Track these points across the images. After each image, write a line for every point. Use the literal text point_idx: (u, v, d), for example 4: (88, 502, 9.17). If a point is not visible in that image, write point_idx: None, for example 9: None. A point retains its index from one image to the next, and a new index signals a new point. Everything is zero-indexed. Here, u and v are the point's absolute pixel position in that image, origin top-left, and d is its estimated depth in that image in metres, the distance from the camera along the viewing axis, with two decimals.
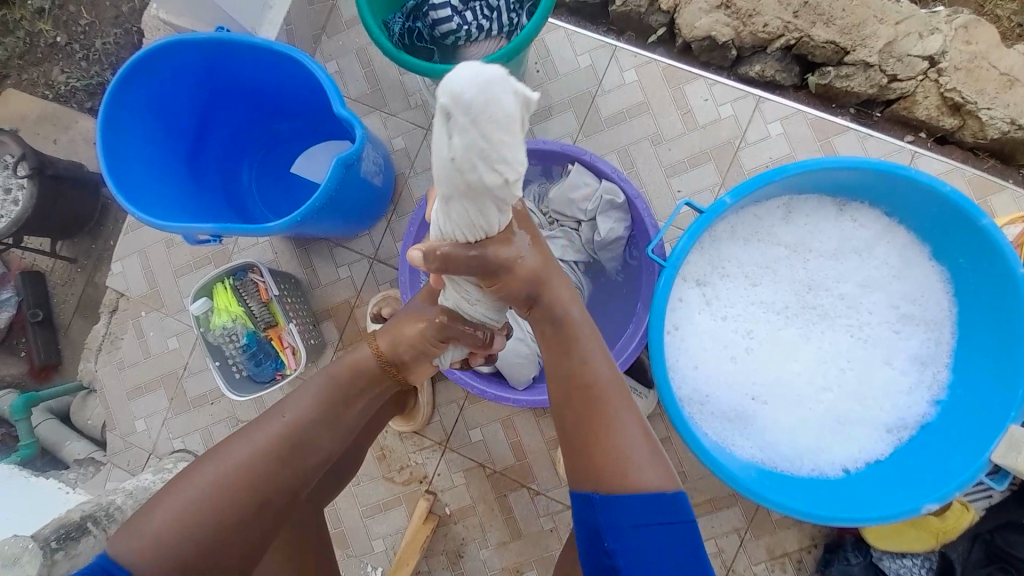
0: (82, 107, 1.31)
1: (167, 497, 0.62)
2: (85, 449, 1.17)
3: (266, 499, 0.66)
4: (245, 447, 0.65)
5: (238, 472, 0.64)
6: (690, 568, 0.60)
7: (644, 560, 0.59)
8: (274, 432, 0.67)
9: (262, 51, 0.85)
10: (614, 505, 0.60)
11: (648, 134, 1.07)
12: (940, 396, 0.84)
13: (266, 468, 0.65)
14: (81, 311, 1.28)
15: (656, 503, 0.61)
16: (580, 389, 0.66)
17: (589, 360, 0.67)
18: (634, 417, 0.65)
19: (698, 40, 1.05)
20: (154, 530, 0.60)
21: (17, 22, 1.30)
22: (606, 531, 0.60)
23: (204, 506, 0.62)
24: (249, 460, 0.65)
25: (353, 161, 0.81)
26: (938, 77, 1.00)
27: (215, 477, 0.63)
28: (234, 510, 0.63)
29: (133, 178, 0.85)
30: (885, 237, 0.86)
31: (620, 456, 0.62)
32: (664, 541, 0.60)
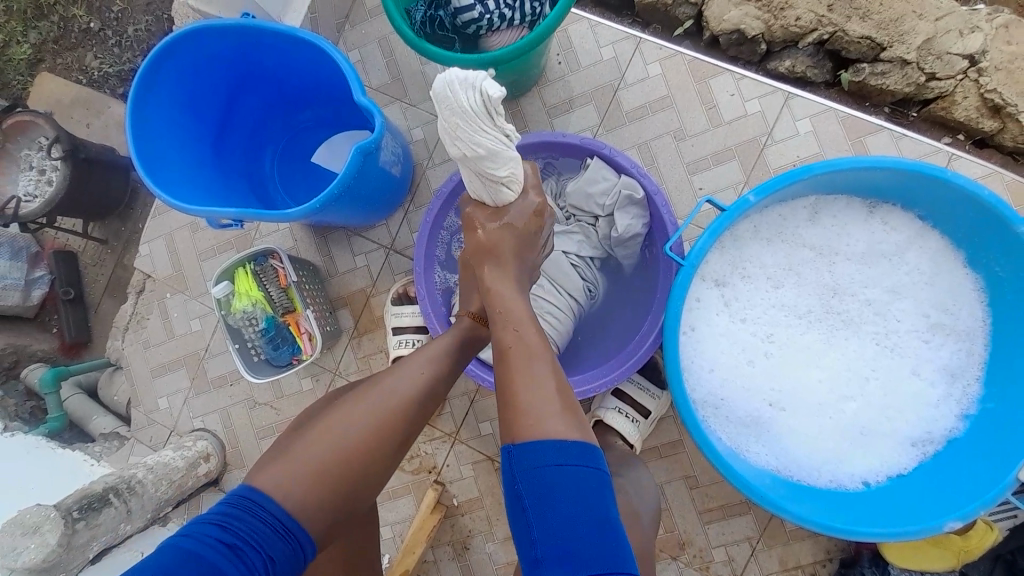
0: (113, 93, 1.34)
1: (314, 433, 0.64)
2: (111, 424, 1.22)
3: (404, 443, 0.67)
4: (392, 392, 0.67)
5: (383, 417, 0.65)
6: (603, 533, 0.54)
7: (551, 508, 0.54)
8: (417, 383, 0.69)
9: (285, 38, 0.86)
10: (534, 450, 0.56)
11: (670, 130, 1.05)
12: (969, 410, 0.80)
13: (410, 415, 0.67)
14: (110, 291, 1.33)
15: (572, 449, 0.56)
16: (505, 350, 0.64)
17: (516, 328, 0.66)
18: (554, 372, 0.62)
19: (726, 33, 1.02)
20: (306, 463, 0.61)
21: (53, 7, 1.35)
22: (520, 477, 0.56)
23: (353, 446, 0.63)
24: (395, 405, 0.66)
25: (372, 150, 0.82)
26: (976, 78, 0.96)
27: (364, 419, 0.65)
28: (376, 454, 0.65)
29: (160, 163, 0.88)
30: (917, 242, 0.83)
31: (534, 408, 0.58)
32: (577, 489, 0.55)
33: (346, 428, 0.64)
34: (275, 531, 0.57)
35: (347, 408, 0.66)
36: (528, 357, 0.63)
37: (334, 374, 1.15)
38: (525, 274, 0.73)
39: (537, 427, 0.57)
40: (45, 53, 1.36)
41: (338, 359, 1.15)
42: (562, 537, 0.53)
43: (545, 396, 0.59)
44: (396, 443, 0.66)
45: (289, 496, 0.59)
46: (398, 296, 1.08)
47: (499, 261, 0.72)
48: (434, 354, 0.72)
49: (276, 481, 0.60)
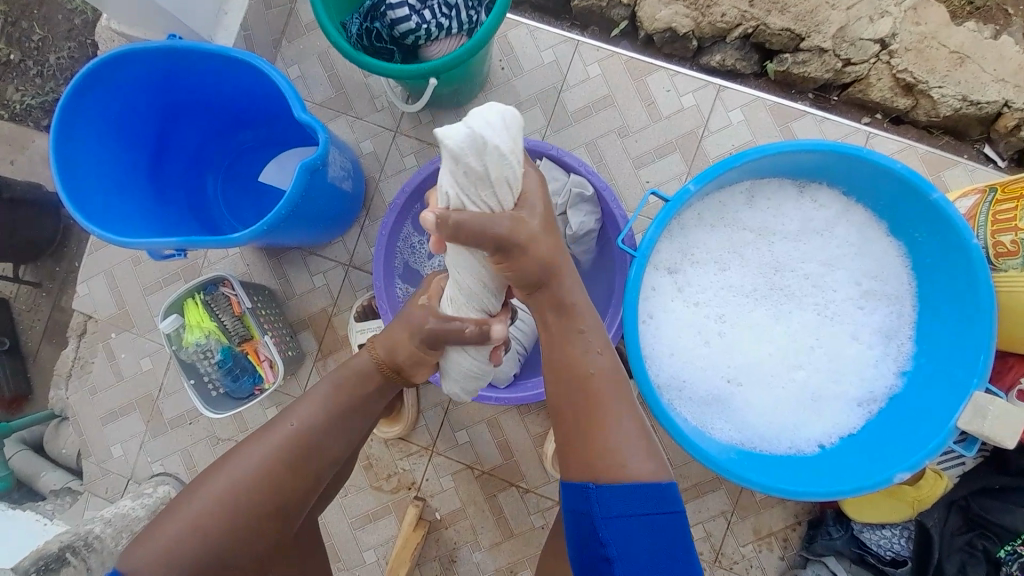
0: (38, 126, 1.27)
1: (174, 508, 0.63)
2: (61, 479, 1.14)
3: (275, 507, 0.65)
4: (255, 455, 0.66)
5: (245, 484, 0.64)
6: (680, 570, 0.60)
7: (634, 552, 0.58)
8: (281, 442, 0.67)
9: (217, 58, 0.84)
10: (614, 498, 0.60)
11: (614, 127, 1.08)
12: (906, 367, 0.87)
13: (276, 476, 0.65)
14: (48, 337, 1.24)
15: (650, 493, 0.61)
16: (580, 387, 0.66)
17: (596, 359, 0.68)
18: (629, 411, 0.66)
19: (660, 32, 1.06)
20: (162, 541, 0.60)
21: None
22: (602, 522, 0.60)
23: (213, 517, 0.62)
24: (258, 466, 0.65)
25: (317, 166, 0.80)
26: (890, 58, 1.04)
27: (225, 487, 0.63)
28: (242, 523, 0.63)
29: (90, 196, 0.83)
30: (845, 217, 0.89)
31: (617, 444, 0.63)
32: (654, 530, 0.60)
33: (206, 498, 0.63)
34: None
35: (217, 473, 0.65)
36: (607, 392, 0.66)
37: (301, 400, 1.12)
38: None
39: (619, 464, 0.62)
40: None
41: (304, 383, 1.12)
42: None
43: (624, 432, 0.64)
44: (264, 508, 0.64)
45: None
46: (360, 312, 1.07)
47: None
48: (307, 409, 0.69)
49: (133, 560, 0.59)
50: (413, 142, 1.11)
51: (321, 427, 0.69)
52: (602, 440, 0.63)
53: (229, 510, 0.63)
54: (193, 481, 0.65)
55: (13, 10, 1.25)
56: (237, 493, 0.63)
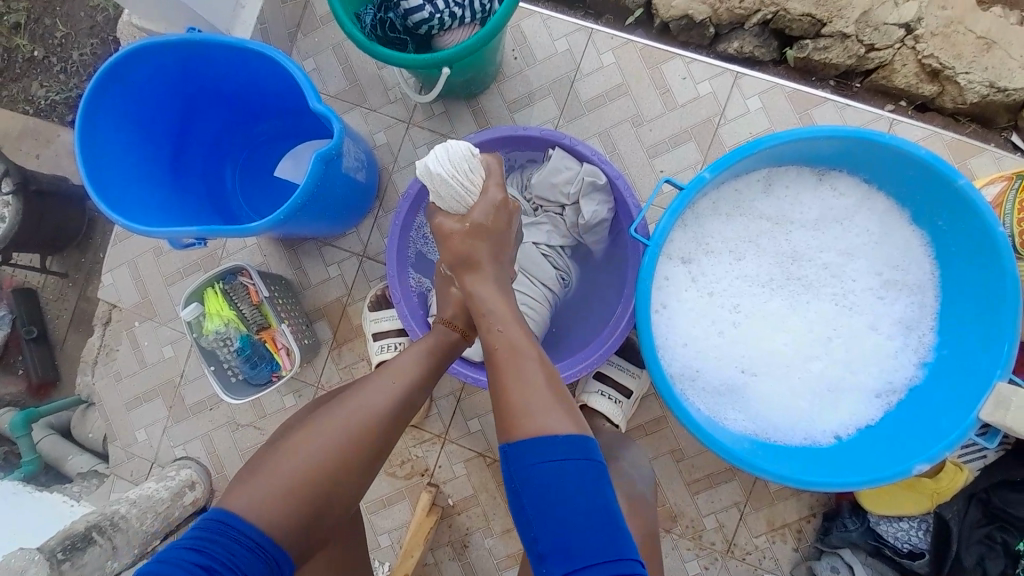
0: (63, 121, 1.30)
1: (293, 450, 0.65)
2: (88, 462, 1.18)
3: (379, 461, 0.68)
4: (370, 412, 0.67)
5: (363, 436, 0.66)
6: (602, 521, 0.57)
7: (550, 502, 0.57)
8: (393, 400, 0.69)
9: (234, 51, 0.85)
10: (528, 450, 0.59)
11: (628, 116, 1.07)
12: (926, 358, 0.85)
13: (386, 432, 0.68)
14: (75, 326, 1.29)
15: (564, 444, 0.59)
16: (494, 351, 0.66)
17: (497, 328, 0.67)
18: (544, 372, 0.64)
19: (676, 19, 1.05)
20: (282, 478, 0.62)
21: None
22: (517, 476, 0.59)
23: (327, 463, 0.64)
24: (360, 422, 0.66)
25: (333, 157, 0.81)
26: (915, 44, 1.01)
27: (343, 438, 0.65)
28: (352, 473, 0.65)
29: (115, 187, 0.85)
30: (865, 205, 0.87)
31: (529, 405, 0.60)
32: (569, 481, 0.57)
33: (325, 447, 0.65)
34: (254, 552, 0.59)
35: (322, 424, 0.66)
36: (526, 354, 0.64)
37: (317, 387, 1.14)
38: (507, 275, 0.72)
39: (531, 424, 0.59)
40: None
41: (320, 371, 1.14)
42: (561, 527, 0.56)
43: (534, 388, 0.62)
44: (371, 461, 0.67)
45: (266, 510, 0.60)
46: (375, 302, 1.08)
47: (472, 259, 0.70)
48: (402, 370, 0.71)
49: (246, 501, 0.61)
50: (426, 132, 1.11)
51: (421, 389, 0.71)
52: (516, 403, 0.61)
53: (343, 461, 0.65)
54: (308, 426, 0.67)
55: (36, 7, 1.29)
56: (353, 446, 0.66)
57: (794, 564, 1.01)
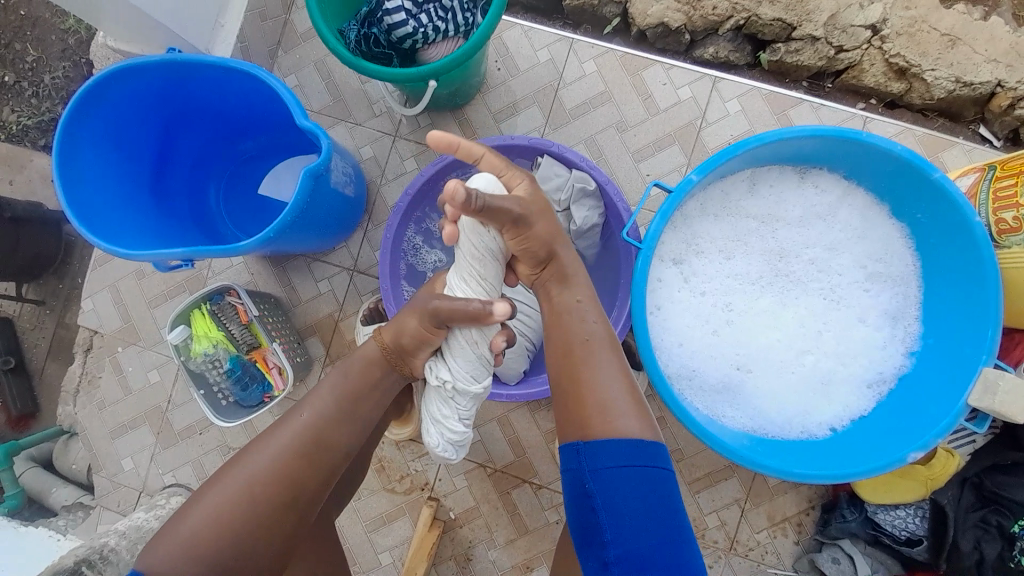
0: (35, 144, 1.27)
1: (194, 507, 0.63)
2: (73, 494, 1.15)
3: (290, 499, 0.65)
4: (269, 451, 0.66)
5: (262, 483, 0.64)
6: (669, 528, 0.59)
7: (621, 506, 0.57)
8: (293, 436, 0.68)
9: (216, 69, 0.84)
10: (603, 451, 0.60)
11: (612, 122, 1.09)
12: (913, 347, 0.87)
13: (287, 469, 0.66)
14: (54, 354, 1.24)
15: (639, 451, 0.60)
16: (569, 350, 0.68)
17: (584, 321, 0.70)
18: (621, 373, 0.66)
19: (652, 27, 1.07)
20: (186, 535, 0.60)
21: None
22: (589, 476, 0.60)
23: (229, 514, 0.62)
24: (270, 466, 0.65)
25: (321, 172, 0.81)
26: (882, 44, 1.04)
27: (239, 486, 0.64)
28: (261, 519, 0.63)
29: (95, 210, 0.83)
30: (846, 200, 0.89)
31: (607, 404, 0.63)
32: (644, 487, 0.59)
33: (223, 498, 0.63)
34: None
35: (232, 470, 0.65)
36: (593, 354, 0.67)
37: None
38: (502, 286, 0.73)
39: (604, 422, 0.61)
40: None
41: (313, 389, 1.12)
42: (630, 529, 0.57)
43: (611, 387, 0.64)
44: (279, 501, 0.65)
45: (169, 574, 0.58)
46: (365, 317, 1.06)
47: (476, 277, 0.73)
48: (316, 401, 0.71)
49: (157, 557, 0.59)
50: (413, 144, 1.11)
51: (331, 420, 0.70)
52: (591, 399, 0.63)
53: (242, 508, 0.63)
54: (210, 478, 0.66)
55: (5, 31, 1.26)
56: (250, 489, 0.64)
57: (796, 557, 1.02)
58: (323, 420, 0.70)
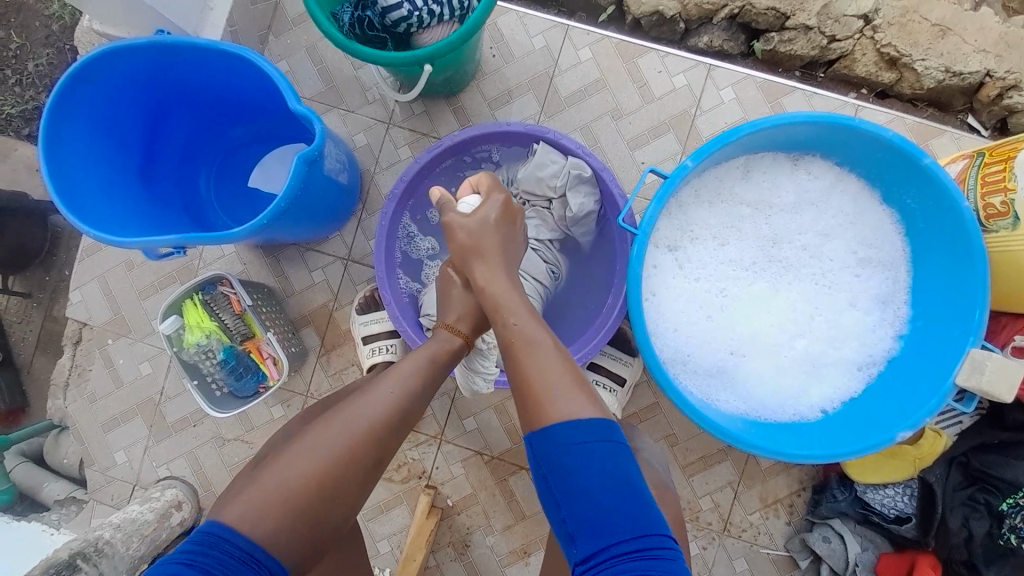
0: (18, 133, 1.24)
1: (284, 463, 0.62)
2: (65, 489, 1.13)
3: (373, 466, 0.65)
4: (360, 416, 0.65)
5: (350, 446, 0.63)
6: (632, 500, 0.56)
7: (577, 488, 0.56)
8: (385, 404, 0.67)
9: (206, 52, 0.82)
10: (551, 434, 0.59)
11: (608, 110, 1.09)
12: (902, 331, 0.89)
13: (377, 437, 0.65)
14: (41, 347, 1.22)
15: (587, 427, 0.59)
16: (510, 344, 0.67)
17: (511, 321, 0.68)
18: (563, 361, 0.65)
19: (647, 15, 1.07)
20: (273, 490, 0.59)
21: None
22: (544, 462, 0.59)
23: (325, 473, 0.61)
24: (353, 432, 0.64)
25: (315, 158, 0.80)
26: (874, 33, 1.05)
27: (330, 449, 0.63)
28: (345, 482, 0.63)
29: (84, 197, 0.82)
30: (839, 187, 0.90)
31: (548, 391, 0.61)
32: (594, 463, 0.57)
33: (316, 457, 0.62)
34: (246, 564, 0.55)
35: (321, 430, 0.64)
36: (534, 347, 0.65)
37: (306, 396, 1.12)
38: (500, 272, 0.73)
39: (555, 409, 0.60)
40: None
41: (309, 380, 1.11)
42: (588, 506, 0.56)
43: (556, 375, 0.63)
44: (366, 468, 0.64)
45: (255, 528, 0.57)
46: (362, 305, 1.06)
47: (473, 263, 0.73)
48: (403, 373, 0.70)
49: (240, 511, 0.58)
50: (408, 132, 1.10)
51: (414, 391, 0.70)
52: (536, 389, 0.62)
53: (332, 470, 0.62)
54: (299, 438, 0.65)
55: None
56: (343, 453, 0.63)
57: (788, 537, 1.04)
58: (409, 391, 0.69)
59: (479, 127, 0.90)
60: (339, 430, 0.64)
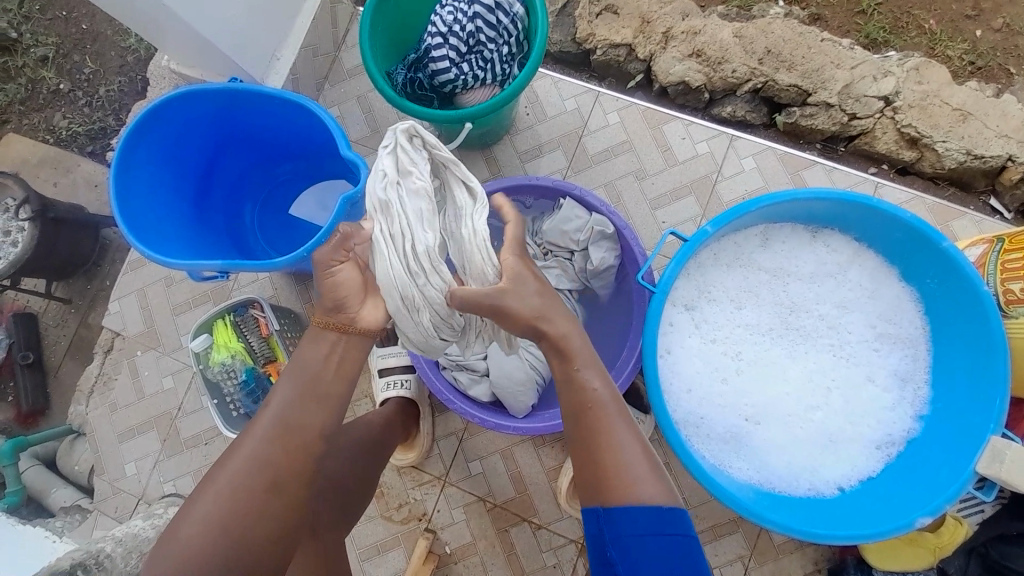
0: (82, 151, 1.35)
1: (183, 515, 0.62)
2: (72, 497, 1.15)
3: (273, 485, 0.65)
4: (245, 448, 0.65)
5: (244, 479, 0.63)
6: None
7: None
8: (266, 425, 0.66)
9: (272, 99, 0.91)
10: (622, 517, 0.60)
11: (632, 170, 1.15)
12: (922, 411, 0.87)
13: (263, 461, 0.65)
14: (72, 353, 1.29)
15: (658, 516, 0.60)
16: (580, 411, 0.65)
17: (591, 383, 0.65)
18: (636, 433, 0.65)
19: (673, 85, 1.14)
20: (182, 539, 0.60)
21: (20, 70, 1.37)
22: (611, 542, 0.60)
23: (218, 515, 0.61)
24: (248, 461, 0.64)
25: (357, 200, 0.85)
26: (895, 114, 1.10)
27: (224, 487, 0.63)
28: (254, 511, 0.63)
29: (143, 218, 0.88)
30: (857, 261, 0.92)
31: (624, 471, 0.61)
32: (660, 554, 0.59)
33: (205, 503, 0.62)
34: None
35: (218, 470, 0.64)
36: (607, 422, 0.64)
37: None
38: None
39: (625, 488, 0.61)
40: (10, 113, 1.38)
41: None
42: None
43: (632, 457, 0.63)
44: (265, 490, 0.64)
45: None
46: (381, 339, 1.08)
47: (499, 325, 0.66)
48: (279, 387, 0.68)
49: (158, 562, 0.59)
50: None
51: (295, 406, 0.67)
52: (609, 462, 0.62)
53: (229, 507, 0.62)
54: (199, 485, 0.65)
55: (66, 44, 1.37)
56: (238, 486, 0.63)
57: None
58: (290, 408, 0.68)
59: (510, 180, 0.94)
60: (231, 465, 0.64)
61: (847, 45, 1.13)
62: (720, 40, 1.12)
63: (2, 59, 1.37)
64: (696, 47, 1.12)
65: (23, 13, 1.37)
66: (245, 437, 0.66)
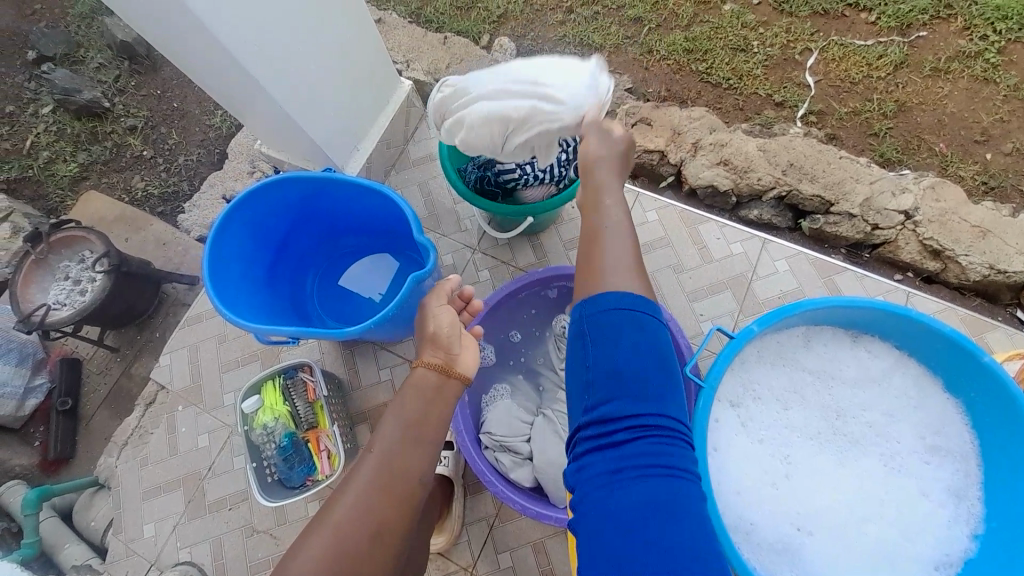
0: (153, 211, 1.50)
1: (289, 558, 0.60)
2: (82, 555, 1.11)
3: (376, 531, 0.63)
4: (352, 489, 0.64)
5: (348, 523, 0.62)
6: (661, 377, 0.57)
7: (615, 354, 0.57)
8: (372, 467, 0.66)
9: (355, 186, 1.01)
10: (596, 301, 0.61)
11: (669, 264, 1.22)
12: (978, 531, 0.84)
13: (382, 510, 0.64)
14: (108, 402, 1.32)
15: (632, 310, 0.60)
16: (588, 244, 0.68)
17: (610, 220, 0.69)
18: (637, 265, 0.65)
19: (703, 187, 1.24)
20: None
21: (109, 135, 1.56)
22: (585, 321, 0.61)
23: (326, 560, 0.59)
24: (355, 503, 0.63)
25: (423, 279, 0.91)
26: (915, 227, 1.18)
27: (331, 531, 0.61)
28: (359, 557, 0.61)
29: (226, 281, 0.95)
30: (900, 367, 0.94)
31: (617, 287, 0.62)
32: (633, 337, 0.58)
33: (314, 543, 0.60)
34: None
35: (325, 513, 0.63)
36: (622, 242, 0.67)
37: None
38: None
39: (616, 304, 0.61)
40: (92, 172, 1.54)
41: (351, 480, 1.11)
42: (627, 380, 0.56)
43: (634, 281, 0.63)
44: (368, 534, 0.62)
45: None
46: None
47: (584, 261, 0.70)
48: (387, 428, 0.69)
49: None
50: (490, 259, 1.26)
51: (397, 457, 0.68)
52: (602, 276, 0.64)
53: (338, 549, 0.60)
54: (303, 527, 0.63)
55: (155, 118, 1.58)
56: (343, 527, 0.62)
57: None
58: (391, 453, 0.68)
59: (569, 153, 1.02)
60: (338, 509, 0.63)
61: (864, 163, 1.24)
62: (746, 152, 1.24)
63: (94, 124, 1.57)
64: (723, 157, 1.25)
65: (118, 86, 1.59)
66: (353, 478, 0.65)
